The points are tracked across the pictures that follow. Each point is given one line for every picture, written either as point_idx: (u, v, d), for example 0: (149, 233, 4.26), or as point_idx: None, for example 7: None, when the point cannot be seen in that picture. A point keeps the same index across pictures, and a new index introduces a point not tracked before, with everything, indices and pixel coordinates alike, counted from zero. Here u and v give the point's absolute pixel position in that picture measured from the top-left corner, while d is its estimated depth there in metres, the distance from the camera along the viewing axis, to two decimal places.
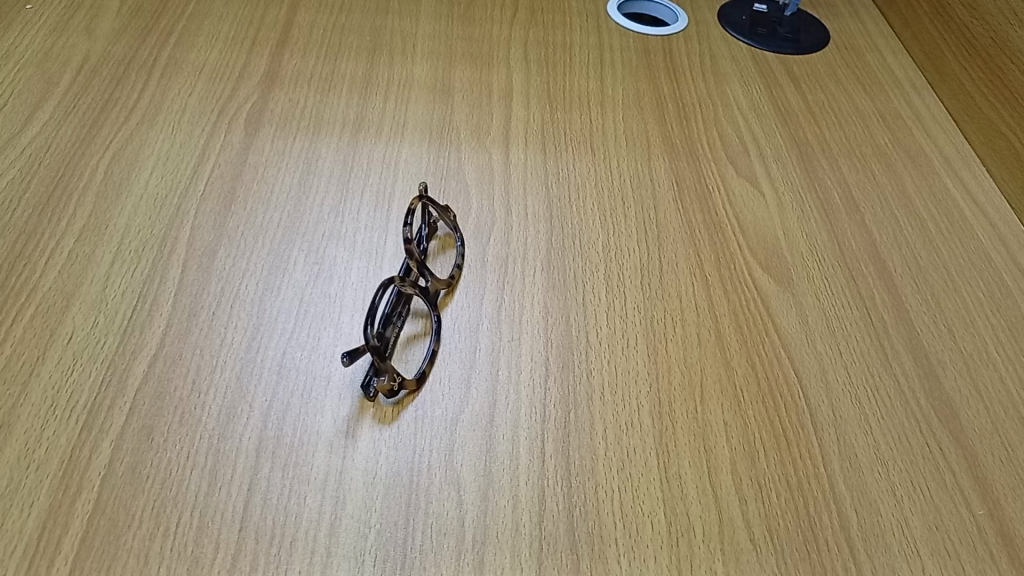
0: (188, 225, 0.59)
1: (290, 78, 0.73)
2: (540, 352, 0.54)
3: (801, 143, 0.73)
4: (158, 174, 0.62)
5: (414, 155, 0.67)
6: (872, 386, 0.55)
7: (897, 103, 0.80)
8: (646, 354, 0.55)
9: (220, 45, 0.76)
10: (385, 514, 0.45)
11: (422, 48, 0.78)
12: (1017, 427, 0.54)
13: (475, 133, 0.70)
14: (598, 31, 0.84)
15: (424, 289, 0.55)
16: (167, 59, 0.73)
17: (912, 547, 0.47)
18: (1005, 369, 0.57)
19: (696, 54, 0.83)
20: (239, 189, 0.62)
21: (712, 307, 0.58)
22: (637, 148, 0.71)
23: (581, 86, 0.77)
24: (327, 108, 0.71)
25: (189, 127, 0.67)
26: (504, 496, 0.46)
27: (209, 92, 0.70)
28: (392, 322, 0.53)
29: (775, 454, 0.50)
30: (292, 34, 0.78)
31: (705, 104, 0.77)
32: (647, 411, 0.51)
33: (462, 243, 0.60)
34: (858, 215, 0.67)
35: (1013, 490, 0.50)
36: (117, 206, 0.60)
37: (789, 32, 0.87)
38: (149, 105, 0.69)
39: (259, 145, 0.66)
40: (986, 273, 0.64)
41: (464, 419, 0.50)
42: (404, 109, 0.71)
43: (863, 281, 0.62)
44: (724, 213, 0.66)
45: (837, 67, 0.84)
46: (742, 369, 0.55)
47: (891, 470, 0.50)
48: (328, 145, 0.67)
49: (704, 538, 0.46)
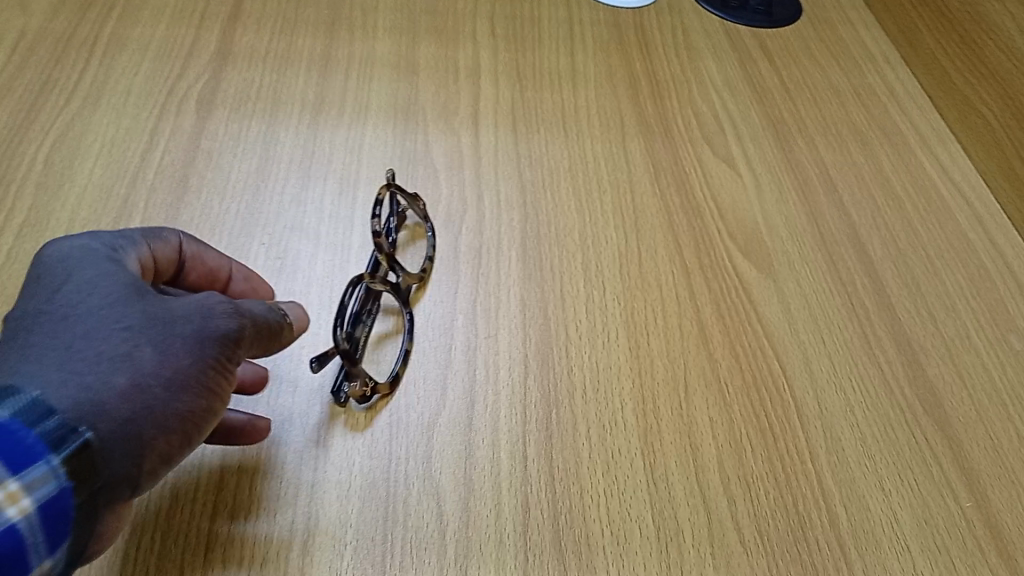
0: (138, 220, 0.55)
1: (243, 55, 0.69)
2: (518, 349, 0.52)
3: (777, 122, 0.72)
4: (103, 163, 0.58)
5: (379, 138, 0.64)
6: (856, 375, 0.54)
7: (871, 78, 0.78)
8: (628, 348, 0.53)
9: (167, 20, 0.71)
10: (361, 529, 0.43)
11: (384, 23, 0.74)
12: (1001, 414, 0.53)
13: (442, 114, 0.67)
14: (567, 3, 0.81)
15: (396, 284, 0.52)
16: (110, 37, 0.68)
17: (901, 544, 0.46)
18: (987, 353, 0.56)
19: (667, 27, 0.80)
20: (192, 178, 0.58)
21: (693, 297, 0.57)
22: (611, 128, 0.68)
23: (551, 63, 0.74)
24: (285, 89, 0.67)
25: (135, 111, 0.62)
26: (486, 505, 0.44)
27: (156, 71, 0.66)
28: (361, 321, 0.50)
29: (762, 451, 0.49)
30: (244, 6, 0.73)
31: (678, 80, 0.74)
32: (630, 408, 0.50)
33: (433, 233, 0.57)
34: (835, 195, 0.66)
35: (999, 480, 0.50)
36: (60, 199, 0.55)
37: (761, 4, 0.85)
38: (91, 87, 0.64)
39: (212, 130, 0.62)
40: (964, 254, 0.63)
41: (442, 422, 0.47)
42: (367, 89, 0.68)
43: (843, 265, 0.61)
44: (701, 196, 0.64)
45: (810, 40, 0.82)
46: (726, 361, 0.53)
47: (878, 463, 0.49)
48: (288, 128, 0.63)
49: (693, 542, 0.44)
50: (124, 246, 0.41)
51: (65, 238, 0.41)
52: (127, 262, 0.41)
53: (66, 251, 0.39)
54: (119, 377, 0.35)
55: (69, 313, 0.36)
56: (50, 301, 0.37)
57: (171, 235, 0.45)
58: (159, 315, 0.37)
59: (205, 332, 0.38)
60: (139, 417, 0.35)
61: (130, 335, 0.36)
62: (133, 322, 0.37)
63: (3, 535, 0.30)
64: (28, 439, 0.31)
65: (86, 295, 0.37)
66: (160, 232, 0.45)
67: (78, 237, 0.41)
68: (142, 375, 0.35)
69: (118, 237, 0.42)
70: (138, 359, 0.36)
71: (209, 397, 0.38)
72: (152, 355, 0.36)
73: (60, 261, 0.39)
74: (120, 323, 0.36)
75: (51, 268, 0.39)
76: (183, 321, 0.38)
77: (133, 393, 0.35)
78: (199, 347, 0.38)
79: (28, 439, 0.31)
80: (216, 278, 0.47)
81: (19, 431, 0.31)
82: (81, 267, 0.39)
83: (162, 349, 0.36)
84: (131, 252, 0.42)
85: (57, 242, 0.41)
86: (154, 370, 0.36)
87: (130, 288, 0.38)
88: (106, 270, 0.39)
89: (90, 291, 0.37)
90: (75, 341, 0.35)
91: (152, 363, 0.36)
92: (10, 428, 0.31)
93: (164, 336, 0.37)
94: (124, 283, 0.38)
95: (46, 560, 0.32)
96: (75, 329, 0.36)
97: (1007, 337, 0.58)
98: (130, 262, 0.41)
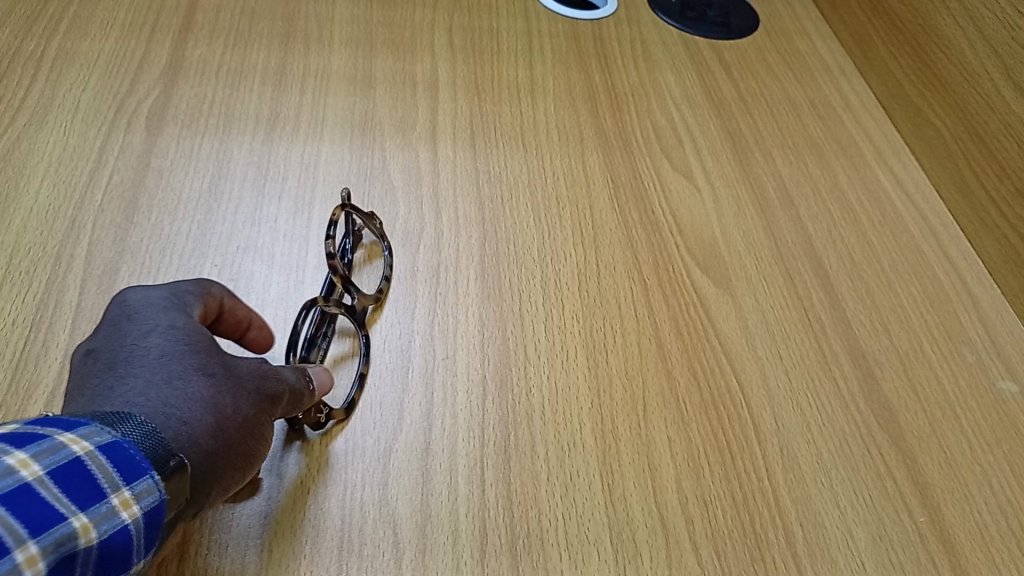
0: (85, 243, 0.54)
1: (195, 69, 0.68)
2: (476, 370, 0.51)
3: (735, 135, 0.72)
4: (49, 182, 0.57)
5: (336, 154, 0.63)
6: (812, 391, 0.54)
7: (826, 90, 0.79)
8: (587, 367, 0.53)
9: (117, 33, 0.69)
10: (316, 560, 0.42)
11: (340, 35, 0.74)
12: (953, 427, 0.54)
13: (400, 129, 0.66)
14: (525, 14, 0.81)
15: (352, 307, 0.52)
16: (58, 50, 0.67)
17: (857, 560, 0.46)
18: (939, 367, 0.57)
19: (626, 39, 0.80)
20: (142, 197, 0.57)
21: (651, 314, 0.57)
22: (570, 142, 0.68)
23: (511, 76, 0.73)
24: (239, 103, 0.66)
25: (83, 127, 0.61)
26: (443, 532, 0.44)
27: (105, 86, 0.64)
28: (316, 345, 0.50)
29: (719, 469, 0.49)
30: (196, 19, 0.72)
31: (637, 93, 0.74)
32: (589, 430, 0.50)
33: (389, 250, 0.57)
34: (792, 209, 0.66)
35: (951, 493, 0.50)
36: (4, 221, 0.54)
37: (719, 16, 0.85)
38: (38, 103, 0.62)
39: (162, 146, 0.61)
40: (918, 266, 0.64)
41: (399, 448, 0.47)
42: (324, 103, 0.67)
43: (800, 279, 0.61)
44: (660, 211, 0.64)
45: (767, 52, 0.82)
46: (684, 379, 0.53)
47: (834, 479, 0.50)
48: (241, 145, 0.62)
49: (651, 564, 0.44)
50: (194, 295, 0.43)
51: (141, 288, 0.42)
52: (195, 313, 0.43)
53: (147, 299, 0.41)
54: (208, 418, 0.37)
55: (159, 354, 0.38)
56: (143, 341, 0.39)
57: (216, 291, 0.45)
58: (232, 369, 0.40)
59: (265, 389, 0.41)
60: (220, 456, 0.38)
61: (211, 382, 0.39)
62: (214, 370, 0.39)
63: (117, 537, 0.31)
64: (137, 455, 0.33)
65: (172, 342, 0.39)
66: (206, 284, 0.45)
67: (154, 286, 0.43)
68: (223, 419, 0.38)
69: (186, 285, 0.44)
70: (221, 405, 0.38)
71: (262, 443, 0.41)
72: (230, 401, 0.39)
73: (147, 305, 0.41)
74: (203, 370, 0.39)
75: (131, 317, 0.40)
76: (247, 378, 0.40)
77: (217, 434, 0.38)
78: (260, 400, 0.40)
79: (136, 455, 0.33)
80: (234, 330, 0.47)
81: (129, 447, 0.33)
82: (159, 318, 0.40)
83: (238, 397, 0.39)
84: (196, 300, 0.44)
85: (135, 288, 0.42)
86: (233, 416, 0.39)
87: (208, 340, 0.41)
88: (188, 321, 0.41)
89: (175, 339, 0.39)
90: (170, 381, 0.37)
91: (231, 409, 0.39)
92: (122, 443, 0.33)
93: (237, 386, 0.40)
94: (203, 335, 0.41)
95: (139, 564, 0.33)
96: (170, 368, 0.38)
97: (959, 349, 0.58)
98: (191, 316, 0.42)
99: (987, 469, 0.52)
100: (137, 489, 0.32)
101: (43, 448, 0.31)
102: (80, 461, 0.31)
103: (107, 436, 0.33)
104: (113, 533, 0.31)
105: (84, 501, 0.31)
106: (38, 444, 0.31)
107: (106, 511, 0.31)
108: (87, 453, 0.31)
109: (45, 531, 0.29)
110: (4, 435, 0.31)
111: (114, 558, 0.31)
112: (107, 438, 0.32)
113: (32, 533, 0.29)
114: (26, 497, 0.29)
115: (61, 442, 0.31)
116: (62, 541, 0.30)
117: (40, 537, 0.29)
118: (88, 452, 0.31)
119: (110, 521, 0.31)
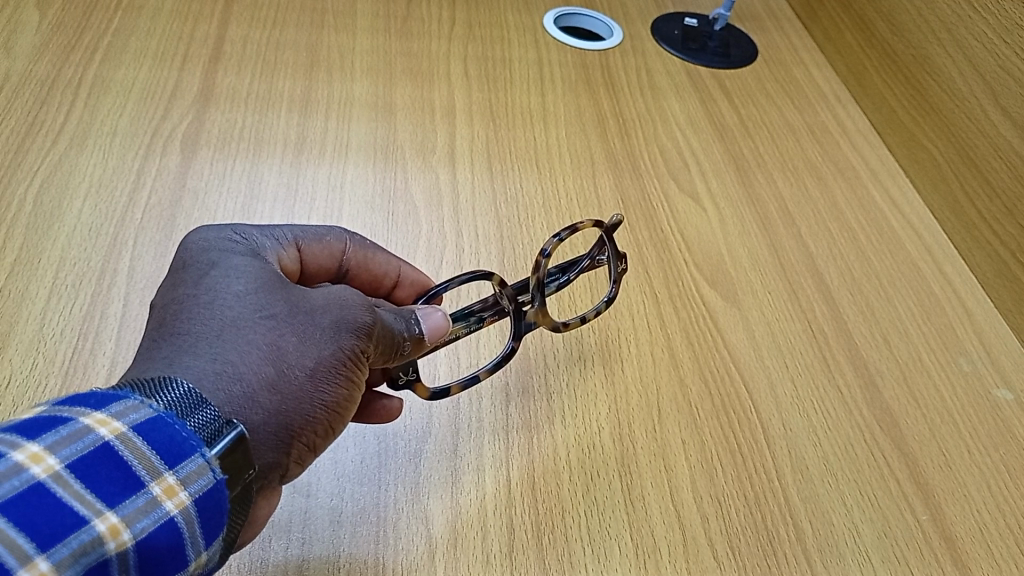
0: (127, 257, 0.57)
1: (225, 96, 0.71)
2: (499, 378, 0.54)
3: (737, 158, 0.76)
4: (91, 202, 0.60)
5: (359, 177, 0.66)
6: (818, 398, 0.57)
7: (823, 116, 0.83)
8: (603, 375, 0.56)
9: (148, 62, 0.73)
10: (354, 553, 0.44)
11: (360, 65, 0.77)
12: (952, 433, 0.56)
13: (419, 153, 0.69)
14: (535, 45, 0.85)
15: (523, 310, 0.53)
16: (94, 78, 0.70)
17: (864, 556, 0.49)
18: (937, 375, 0.60)
19: (632, 68, 0.84)
20: (179, 216, 0.60)
21: (662, 325, 0.59)
22: (581, 165, 0.72)
23: (523, 103, 0.77)
24: (267, 128, 0.69)
25: (120, 152, 0.64)
26: (471, 527, 0.46)
27: (141, 113, 0.68)
28: (470, 319, 0.51)
29: (732, 470, 0.52)
30: (224, 49, 0.76)
31: (644, 119, 0.78)
32: (607, 433, 0.52)
33: (607, 301, 0.57)
34: (794, 228, 0.70)
35: (951, 493, 0.53)
36: (50, 238, 0.57)
37: (719, 47, 0.89)
38: (77, 128, 0.66)
39: (196, 170, 0.64)
40: (915, 281, 0.67)
41: (428, 450, 0.50)
42: (347, 129, 0.70)
43: (802, 293, 0.64)
44: (669, 229, 0.67)
45: (766, 81, 0.86)
46: (696, 387, 0.56)
47: (840, 480, 0.52)
48: (271, 167, 0.65)
49: (670, 558, 0.47)
50: (269, 239, 0.46)
51: (202, 227, 0.44)
52: (269, 254, 0.45)
53: (207, 242, 0.42)
54: (268, 367, 0.37)
55: (213, 300, 0.38)
56: (198, 288, 0.39)
57: (335, 242, 0.50)
58: (300, 307, 0.40)
59: (343, 323, 0.41)
60: (288, 408, 0.37)
61: (273, 325, 0.38)
62: (277, 311, 0.39)
63: (160, 530, 0.31)
64: (182, 432, 0.32)
65: (230, 285, 0.39)
66: (318, 233, 0.49)
67: (221, 228, 0.44)
68: (286, 366, 0.38)
69: (258, 232, 0.45)
70: (284, 350, 0.38)
71: (350, 387, 0.40)
72: (295, 345, 0.38)
73: (204, 248, 0.42)
74: (265, 313, 0.39)
75: (195, 256, 0.41)
76: (322, 313, 0.40)
77: (279, 383, 0.37)
78: (336, 336, 0.40)
79: (182, 431, 0.32)
80: (380, 282, 0.53)
81: (173, 423, 0.32)
82: (224, 257, 0.41)
83: (305, 341, 0.39)
84: (271, 245, 0.45)
85: (202, 229, 0.43)
86: (298, 360, 0.38)
87: (271, 281, 0.41)
88: (247, 263, 0.41)
89: (233, 282, 0.39)
90: (222, 332, 0.37)
91: (295, 353, 0.38)
92: (165, 419, 0.32)
93: (305, 326, 0.39)
94: (265, 275, 0.41)
95: (202, 554, 0.33)
96: (223, 315, 0.38)
97: (955, 359, 0.61)
98: (268, 256, 0.44)
99: (985, 471, 0.55)
100: (181, 473, 0.32)
101: (65, 436, 0.30)
102: (108, 446, 0.30)
103: (147, 412, 0.32)
104: (154, 526, 0.31)
105: (114, 496, 0.30)
106: (58, 433, 0.30)
107: (144, 503, 0.31)
108: (118, 436, 0.31)
109: (60, 541, 0.28)
110: (26, 421, 0.30)
111: (163, 553, 0.31)
112: (146, 414, 0.32)
113: (43, 547, 0.28)
114: (41, 497, 0.28)
115: (87, 427, 0.30)
116: (86, 546, 0.29)
117: (52, 551, 0.28)
118: (118, 434, 0.31)
119: (150, 516, 0.31)
